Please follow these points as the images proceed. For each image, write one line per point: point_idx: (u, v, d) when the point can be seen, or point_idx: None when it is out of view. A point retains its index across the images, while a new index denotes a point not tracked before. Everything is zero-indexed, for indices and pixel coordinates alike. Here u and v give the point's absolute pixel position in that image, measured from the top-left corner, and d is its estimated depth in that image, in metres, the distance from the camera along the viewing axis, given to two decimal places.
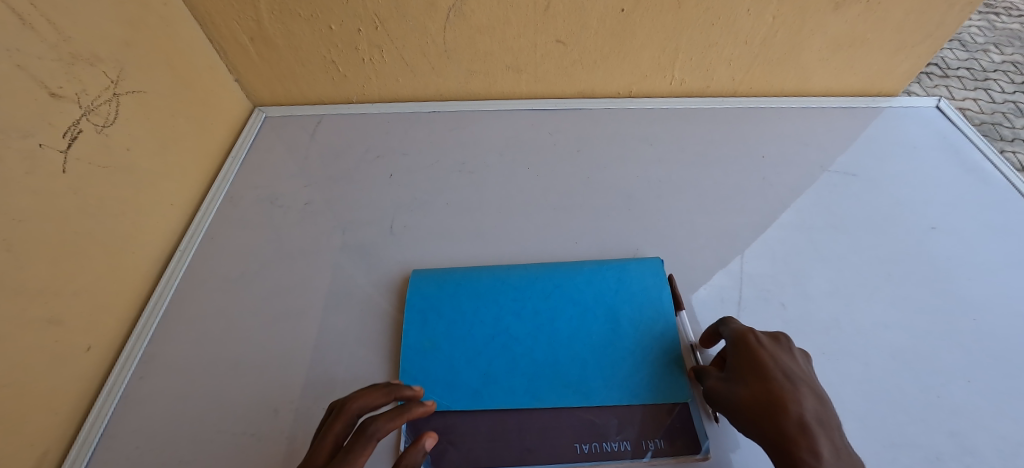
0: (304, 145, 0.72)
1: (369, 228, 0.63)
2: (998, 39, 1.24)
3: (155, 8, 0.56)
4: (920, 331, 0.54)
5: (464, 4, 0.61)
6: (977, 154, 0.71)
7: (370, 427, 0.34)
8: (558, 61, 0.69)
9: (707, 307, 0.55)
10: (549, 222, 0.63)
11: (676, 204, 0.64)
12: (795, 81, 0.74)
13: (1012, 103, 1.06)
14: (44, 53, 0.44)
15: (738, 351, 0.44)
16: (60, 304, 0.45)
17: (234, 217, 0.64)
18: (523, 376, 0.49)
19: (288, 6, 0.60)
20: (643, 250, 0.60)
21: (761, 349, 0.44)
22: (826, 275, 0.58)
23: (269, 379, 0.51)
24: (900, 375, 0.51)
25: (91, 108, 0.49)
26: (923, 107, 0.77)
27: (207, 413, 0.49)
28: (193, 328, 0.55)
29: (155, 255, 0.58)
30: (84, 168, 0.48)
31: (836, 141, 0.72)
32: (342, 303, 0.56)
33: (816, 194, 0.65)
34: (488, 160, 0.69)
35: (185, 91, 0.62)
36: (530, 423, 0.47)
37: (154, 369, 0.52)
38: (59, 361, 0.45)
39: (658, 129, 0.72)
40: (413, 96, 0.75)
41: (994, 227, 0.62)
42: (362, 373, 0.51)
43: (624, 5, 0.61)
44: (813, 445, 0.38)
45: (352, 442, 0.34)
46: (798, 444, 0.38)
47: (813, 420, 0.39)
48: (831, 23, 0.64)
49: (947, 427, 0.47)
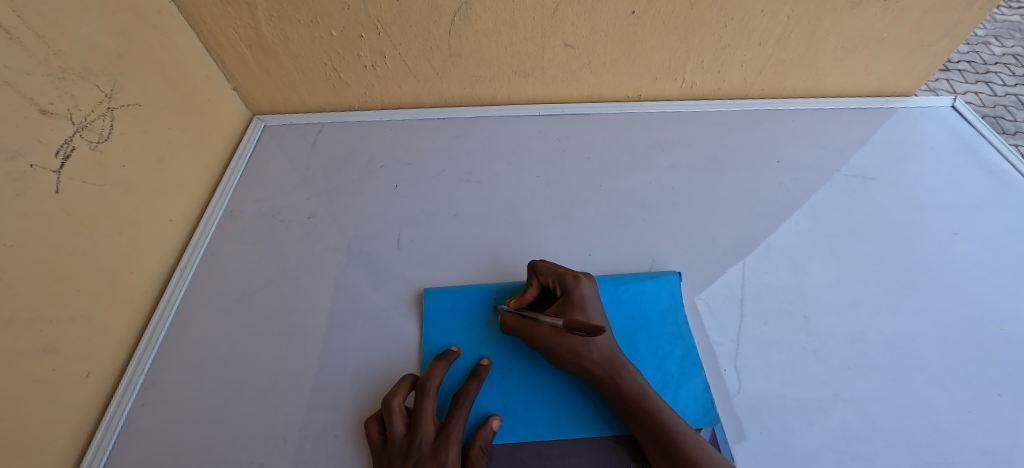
0: (306, 156, 0.69)
1: (375, 242, 0.61)
2: (999, 32, 1.22)
3: (148, 16, 0.54)
4: (947, 343, 0.53)
5: (469, 8, 0.59)
6: (995, 154, 0.69)
7: (465, 400, 0.45)
8: (566, 65, 0.67)
9: (728, 321, 0.53)
10: (561, 233, 0.61)
11: (690, 212, 0.63)
12: (808, 82, 0.72)
13: (1013, 96, 1.05)
14: (34, 68, 0.42)
15: (574, 303, 0.48)
16: (58, 331, 0.44)
17: (235, 232, 0.62)
18: (543, 406, 0.48)
19: (287, 12, 0.58)
20: (660, 262, 0.58)
21: (578, 299, 0.49)
22: (845, 285, 0.56)
23: (277, 403, 0.50)
24: (927, 391, 0.50)
25: (84, 124, 0.47)
26: (938, 107, 0.75)
27: (213, 440, 0.48)
28: (196, 350, 0.53)
29: (154, 274, 0.56)
30: (77, 187, 0.46)
31: (852, 143, 0.70)
32: (349, 322, 0.54)
33: (835, 201, 0.64)
34: (496, 169, 0.67)
35: (181, 102, 0.60)
36: (550, 449, 0.46)
37: (158, 394, 0.50)
38: (57, 391, 0.43)
39: (669, 134, 0.71)
40: (417, 102, 0.73)
41: (1015, 232, 0.61)
42: (373, 395, 0.50)
43: (635, 7, 0.59)
44: (639, 389, 0.45)
45: (453, 416, 0.44)
46: (651, 402, 0.44)
47: (629, 369, 0.46)
48: (847, 22, 0.63)
49: (981, 444, 0.47)
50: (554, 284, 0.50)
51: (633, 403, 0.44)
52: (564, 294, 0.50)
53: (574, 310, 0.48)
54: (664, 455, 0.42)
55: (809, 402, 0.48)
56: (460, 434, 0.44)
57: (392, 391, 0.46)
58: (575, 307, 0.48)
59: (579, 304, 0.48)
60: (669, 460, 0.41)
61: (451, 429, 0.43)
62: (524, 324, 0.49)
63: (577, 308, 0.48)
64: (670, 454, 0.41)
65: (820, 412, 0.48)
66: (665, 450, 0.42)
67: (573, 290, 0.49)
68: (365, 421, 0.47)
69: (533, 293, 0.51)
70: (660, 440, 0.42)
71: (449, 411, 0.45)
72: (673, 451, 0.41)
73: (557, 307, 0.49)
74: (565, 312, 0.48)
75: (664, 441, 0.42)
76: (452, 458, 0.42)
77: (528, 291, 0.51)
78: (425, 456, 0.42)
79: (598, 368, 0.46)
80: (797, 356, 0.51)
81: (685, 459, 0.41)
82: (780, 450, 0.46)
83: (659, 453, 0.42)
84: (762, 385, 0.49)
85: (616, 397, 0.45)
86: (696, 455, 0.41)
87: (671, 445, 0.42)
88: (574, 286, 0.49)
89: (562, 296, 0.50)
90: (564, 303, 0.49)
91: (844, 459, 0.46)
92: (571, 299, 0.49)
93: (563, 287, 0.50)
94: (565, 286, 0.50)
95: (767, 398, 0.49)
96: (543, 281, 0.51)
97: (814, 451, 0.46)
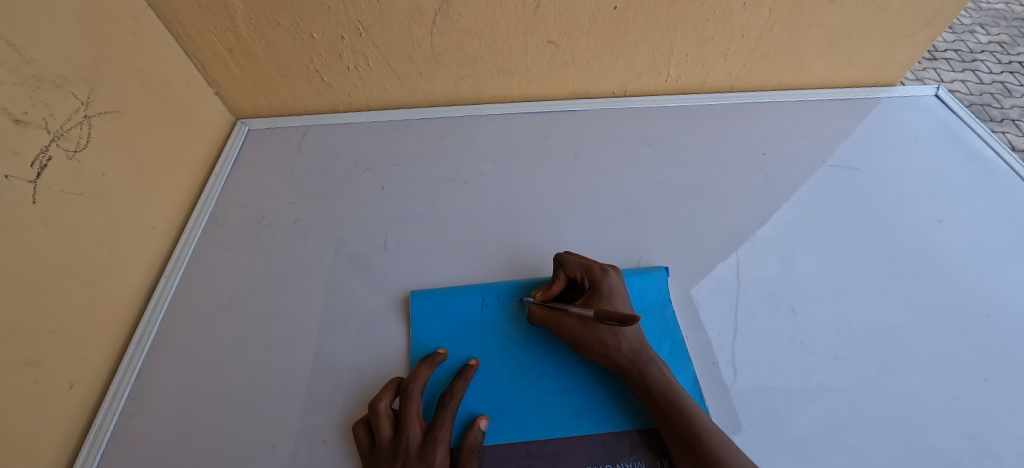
0: (291, 159, 0.69)
1: (362, 244, 0.61)
2: (984, 20, 1.23)
3: (124, 22, 0.53)
4: (932, 329, 0.53)
5: (450, 7, 0.58)
6: (979, 141, 0.70)
7: (450, 401, 0.45)
8: (550, 62, 0.67)
9: (715, 314, 0.54)
10: (548, 230, 0.61)
11: (676, 207, 0.63)
12: (792, 74, 0.72)
13: (999, 83, 1.06)
14: (6, 78, 0.41)
15: (600, 292, 0.49)
16: (40, 343, 0.43)
17: (220, 238, 0.62)
18: (532, 406, 0.48)
19: (267, 15, 0.57)
20: (647, 257, 0.58)
21: (603, 286, 0.49)
22: (830, 275, 0.57)
23: (265, 410, 0.49)
24: (914, 379, 0.50)
25: (60, 133, 0.46)
26: (921, 96, 0.75)
27: (202, 448, 0.47)
28: (182, 358, 0.53)
29: (138, 284, 0.55)
30: (55, 196, 0.45)
31: (836, 134, 0.70)
32: (337, 327, 0.54)
33: (819, 190, 0.64)
34: (482, 168, 0.67)
35: (163, 108, 0.59)
36: (539, 448, 0.46)
37: (144, 403, 0.50)
38: (40, 404, 0.43)
39: (655, 129, 0.71)
40: (401, 103, 0.73)
41: (998, 218, 0.62)
42: (362, 398, 0.50)
43: (617, 3, 0.59)
44: None
45: (439, 418, 0.44)
46: None
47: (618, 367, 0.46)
48: (828, 14, 0.63)
49: (968, 430, 0.47)
50: (581, 276, 0.51)
51: (659, 395, 0.44)
52: (589, 284, 0.50)
53: (602, 298, 0.48)
54: (688, 454, 0.41)
55: (797, 393, 0.49)
56: (447, 436, 0.44)
57: (378, 395, 0.46)
58: (603, 298, 0.48)
59: (607, 295, 0.49)
60: (693, 460, 0.41)
61: (438, 431, 0.43)
62: (552, 316, 0.49)
63: (606, 299, 0.48)
64: (695, 454, 0.41)
65: (807, 402, 0.48)
66: (690, 450, 0.41)
67: (602, 282, 0.50)
68: (353, 425, 0.47)
69: (560, 286, 0.52)
70: (683, 438, 0.42)
71: (436, 413, 0.45)
72: (696, 448, 0.41)
73: (585, 298, 0.50)
74: (593, 303, 0.49)
75: (686, 437, 0.42)
76: (441, 460, 0.42)
77: (554, 284, 0.52)
78: (412, 459, 0.42)
79: (625, 360, 0.46)
80: (784, 347, 0.52)
81: (708, 459, 0.40)
82: (769, 441, 0.46)
83: (684, 453, 0.42)
84: (750, 376, 0.50)
85: (638, 390, 0.45)
86: (720, 456, 0.40)
87: (694, 443, 0.41)
88: (602, 278, 0.50)
89: (590, 288, 0.50)
90: (592, 295, 0.49)
91: (832, 448, 0.46)
92: (599, 290, 0.49)
93: (591, 279, 0.50)
94: (593, 277, 0.50)
95: (754, 389, 0.49)
96: (569, 274, 0.52)
97: (802, 441, 0.46)
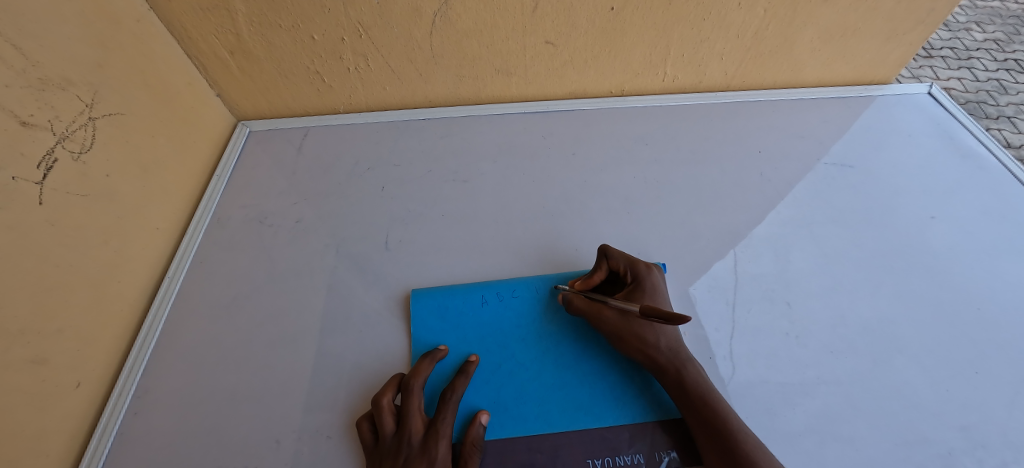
0: (292, 160, 0.70)
1: (364, 243, 0.61)
2: (979, 18, 1.24)
3: (127, 25, 0.54)
4: (925, 323, 0.54)
5: (449, 9, 0.59)
6: (972, 138, 0.71)
7: (451, 396, 0.46)
8: (548, 62, 0.68)
9: (712, 311, 0.54)
10: (548, 229, 0.62)
11: (674, 204, 0.63)
12: (788, 73, 0.73)
13: (995, 80, 1.07)
14: (13, 81, 0.42)
15: (643, 288, 0.51)
16: (47, 342, 0.44)
17: (222, 238, 0.62)
18: (533, 401, 0.49)
19: (269, 18, 0.58)
20: (645, 255, 0.59)
21: (646, 283, 0.51)
22: (825, 271, 0.58)
23: (270, 406, 0.50)
24: (908, 372, 0.51)
25: (66, 135, 0.47)
26: (915, 94, 0.76)
27: (208, 444, 0.48)
28: (186, 357, 0.53)
29: (142, 284, 0.56)
30: (61, 198, 0.46)
31: (831, 132, 0.71)
32: (340, 325, 0.55)
33: (814, 187, 0.65)
34: (482, 167, 0.68)
35: (165, 110, 0.60)
36: (540, 442, 0.47)
37: (150, 402, 0.51)
38: (47, 402, 0.43)
39: (653, 128, 0.71)
40: (401, 103, 0.73)
41: (990, 215, 0.63)
42: (365, 394, 0.50)
43: (614, 4, 0.60)
44: None
45: (441, 413, 0.45)
46: None
47: None
48: (822, 13, 0.63)
49: (960, 422, 0.48)
50: (625, 270, 0.53)
51: None
52: (632, 279, 0.52)
53: (644, 294, 0.50)
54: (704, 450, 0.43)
55: (793, 387, 0.50)
56: (449, 431, 0.45)
57: (381, 390, 0.46)
58: (645, 294, 0.50)
59: (650, 291, 0.51)
60: None
61: (440, 426, 0.44)
62: (591, 307, 0.50)
63: (648, 295, 0.50)
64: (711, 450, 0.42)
65: (803, 395, 0.49)
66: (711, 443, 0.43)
67: (646, 278, 0.52)
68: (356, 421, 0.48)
69: (600, 276, 0.53)
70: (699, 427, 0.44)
71: (438, 408, 0.46)
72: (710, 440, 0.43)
73: (626, 292, 0.52)
74: (635, 297, 0.50)
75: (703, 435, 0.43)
76: (443, 454, 0.43)
77: (596, 274, 0.53)
78: (415, 454, 0.42)
79: (656, 357, 0.47)
80: (780, 342, 0.52)
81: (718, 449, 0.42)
82: (765, 434, 0.47)
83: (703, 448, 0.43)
84: (747, 370, 0.50)
85: None
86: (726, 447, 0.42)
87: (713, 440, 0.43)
88: (646, 274, 0.52)
89: (632, 283, 0.52)
90: (635, 289, 0.51)
91: (827, 440, 0.47)
92: (643, 286, 0.51)
93: (635, 274, 0.52)
94: (637, 273, 0.52)
95: (751, 383, 0.50)
96: (613, 266, 0.53)
97: (797, 434, 0.47)
